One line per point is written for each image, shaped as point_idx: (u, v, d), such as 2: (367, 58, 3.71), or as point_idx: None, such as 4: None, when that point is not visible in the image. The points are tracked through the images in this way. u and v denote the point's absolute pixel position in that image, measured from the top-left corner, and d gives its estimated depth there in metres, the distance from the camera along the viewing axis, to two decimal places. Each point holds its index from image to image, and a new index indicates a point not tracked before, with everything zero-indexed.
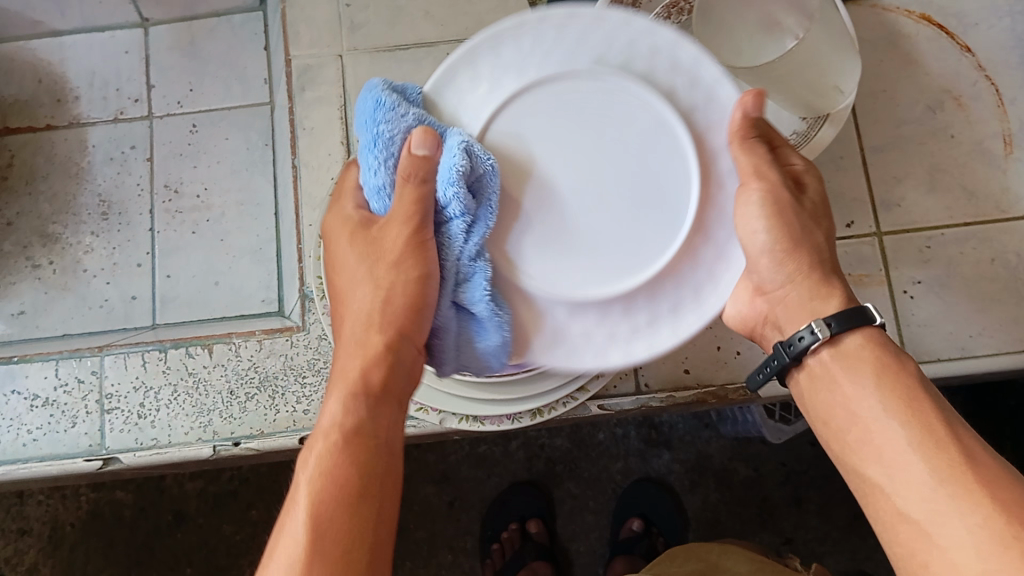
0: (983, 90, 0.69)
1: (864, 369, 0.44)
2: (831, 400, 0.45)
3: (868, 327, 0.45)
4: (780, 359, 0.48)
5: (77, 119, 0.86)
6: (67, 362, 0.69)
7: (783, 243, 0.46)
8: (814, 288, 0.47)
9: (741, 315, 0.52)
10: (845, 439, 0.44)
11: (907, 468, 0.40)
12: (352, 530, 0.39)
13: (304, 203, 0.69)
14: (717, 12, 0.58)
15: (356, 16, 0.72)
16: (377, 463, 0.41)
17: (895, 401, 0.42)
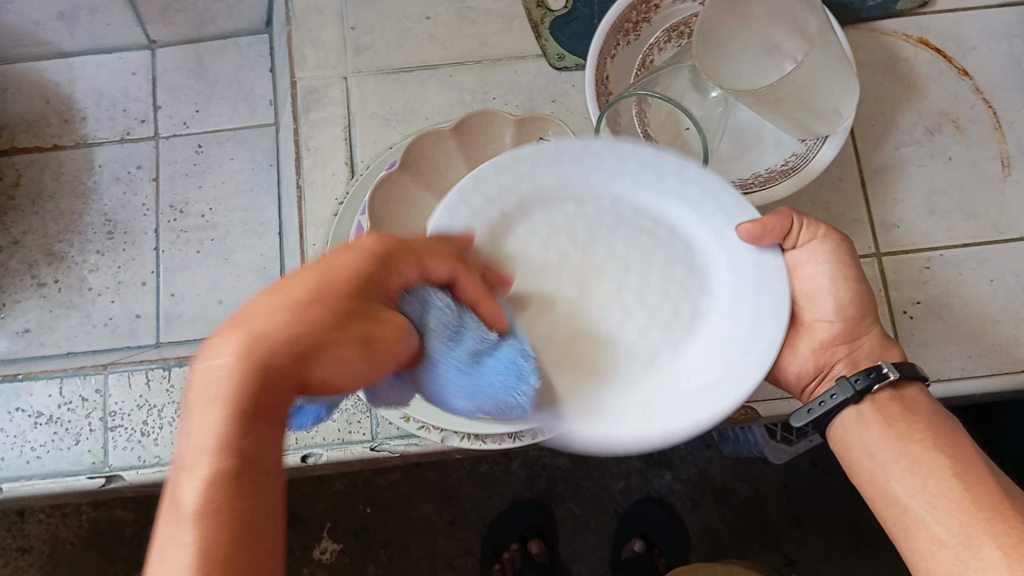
0: (981, 112, 0.70)
1: (920, 410, 0.50)
2: (881, 438, 0.49)
3: (921, 382, 0.52)
4: (843, 395, 0.51)
5: (84, 139, 0.87)
6: (71, 379, 0.69)
7: (850, 310, 0.53)
8: (881, 342, 0.54)
9: (798, 369, 0.56)
10: (886, 472, 0.49)
11: (953, 497, 0.45)
12: None
13: (308, 223, 0.70)
14: (717, 37, 0.60)
15: (360, 38, 0.73)
16: None
17: (944, 439, 0.48)
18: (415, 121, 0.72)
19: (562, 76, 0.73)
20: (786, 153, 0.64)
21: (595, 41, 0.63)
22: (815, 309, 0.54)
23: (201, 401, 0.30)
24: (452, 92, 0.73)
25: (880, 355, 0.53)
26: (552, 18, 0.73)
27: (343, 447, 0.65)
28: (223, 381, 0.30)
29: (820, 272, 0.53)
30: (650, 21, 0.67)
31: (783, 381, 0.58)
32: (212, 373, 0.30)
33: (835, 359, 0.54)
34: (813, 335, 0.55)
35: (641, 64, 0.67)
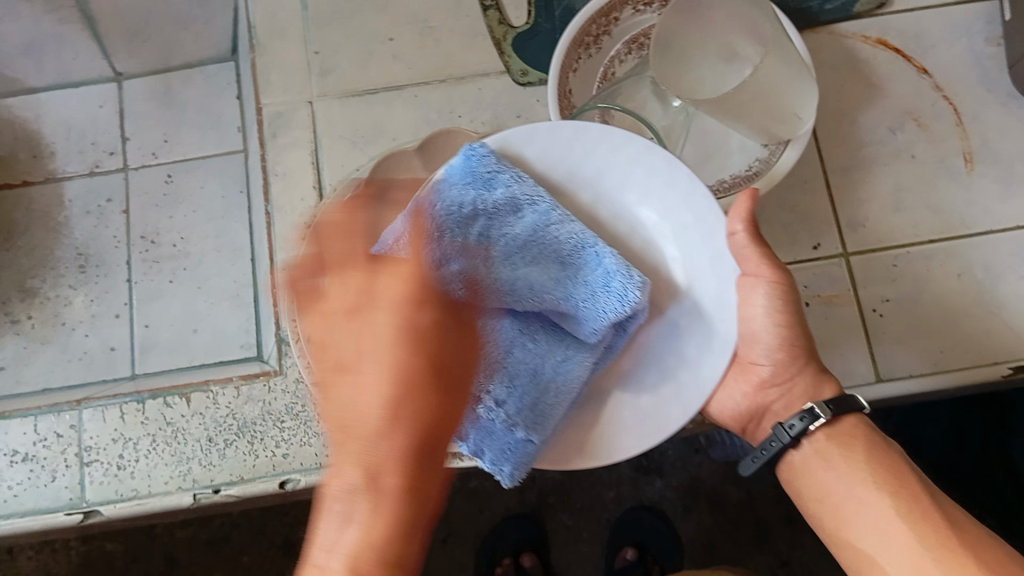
0: (942, 108, 0.70)
1: (859, 445, 0.49)
2: (827, 478, 0.49)
3: (858, 412, 0.50)
4: (778, 440, 0.50)
5: (54, 173, 0.87)
6: (46, 416, 0.68)
7: (784, 346, 0.51)
8: (818, 377, 0.52)
9: (738, 408, 0.55)
10: (838, 512, 0.48)
11: (900, 538, 0.45)
12: (316, 546, 0.39)
13: (279, 248, 0.71)
14: (675, 47, 0.60)
15: (325, 61, 0.74)
16: (352, 448, 0.39)
17: (885, 474, 0.48)
18: (382, 140, 0.72)
19: (525, 91, 0.74)
20: (750, 158, 0.65)
21: (556, 56, 0.63)
22: (752, 351, 0.53)
23: (344, 536, 0.38)
24: (417, 111, 0.73)
25: (814, 397, 0.52)
26: (514, 34, 0.74)
27: (322, 471, 0.64)
28: (356, 549, 0.38)
29: (762, 312, 0.50)
30: (610, 35, 0.67)
31: (724, 419, 0.57)
32: (343, 515, 0.38)
33: (770, 400, 0.53)
34: (749, 375, 0.54)
35: (603, 77, 0.68)
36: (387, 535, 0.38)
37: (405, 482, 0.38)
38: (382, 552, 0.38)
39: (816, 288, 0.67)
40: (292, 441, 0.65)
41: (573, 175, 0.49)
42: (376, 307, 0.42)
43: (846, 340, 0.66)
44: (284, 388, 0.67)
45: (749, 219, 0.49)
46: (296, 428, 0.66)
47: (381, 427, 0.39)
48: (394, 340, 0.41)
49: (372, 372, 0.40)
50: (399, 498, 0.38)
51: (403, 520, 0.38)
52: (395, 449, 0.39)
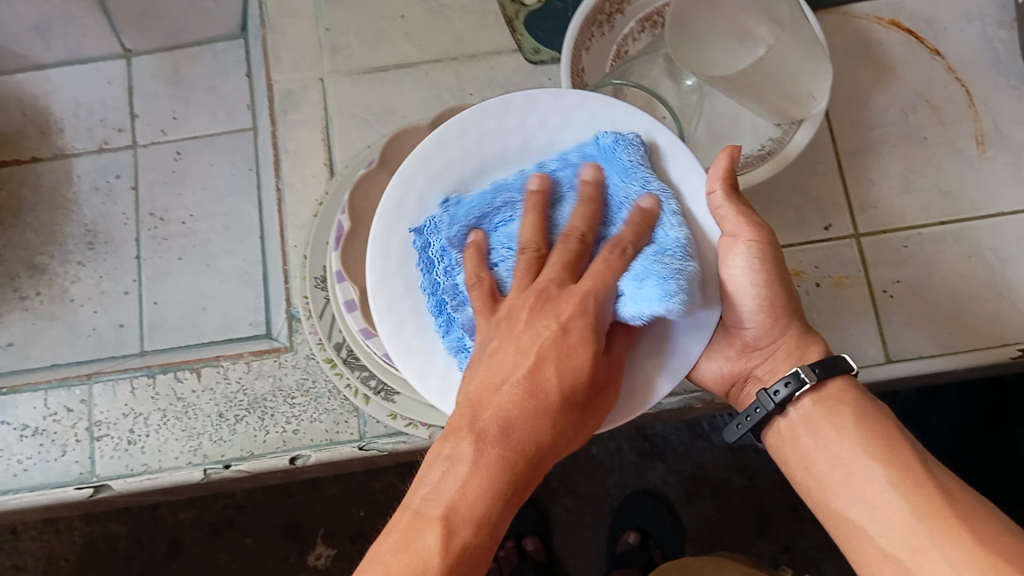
0: (954, 91, 0.70)
1: (847, 412, 0.49)
2: (815, 447, 0.49)
3: (846, 375, 0.51)
4: (764, 407, 0.51)
5: (62, 150, 0.87)
6: (56, 391, 0.69)
7: (766, 310, 0.52)
8: (800, 340, 0.53)
9: (722, 373, 0.56)
10: (827, 482, 0.49)
11: (889, 507, 0.45)
12: (413, 494, 0.39)
13: (289, 225, 0.70)
14: (691, 25, 0.60)
15: (336, 39, 0.73)
16: (488, 411, 0.40)
17: (874, 441, 0.48)
18: (392, 118, 0.72)
19: (538, 70, 0.73)
20: (762, 138, 0.65)
21: (569, 33, 0.63)
22: (735, 316, 0.53)
23: (441, 489, 0.38)
24: (428, 90, 0.73)
25: (798, 359, 0.52)
26: (527, 13, 0.73)
27: (332, 447, 0.64)
28: (451, 501, 0.37)
29: (741, 272, 0.50)
30: (623, 13, 0.67)
31: (709, 386, 0.58)
32: (450, 472, 0.38)
33: (753, 364, 0.54)
34: (733, 339, 0.55)
35: (615, 56, 0.67)
36: (479, 504, 0.37)
37: (512, 467, 0.38)
38: (470, 516, 0.37)
39: (827, 269, 0.67)
40: (302, 417, 0.65)
41: (555, 145, 0.47)
42: (553, 319, 0.42)
43: (855, 322, 0.66)
44: (295, 364, 0.67)
45: (727, 179, 0.48)
46: (306, 405, 0.66)
47: (508, 417, 0.39)
48: (550, 351, 0.41)
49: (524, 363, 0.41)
50: (498, 478, 0.38)
51: (494, 502, 0.37)
52: (513, 438, 0.39)
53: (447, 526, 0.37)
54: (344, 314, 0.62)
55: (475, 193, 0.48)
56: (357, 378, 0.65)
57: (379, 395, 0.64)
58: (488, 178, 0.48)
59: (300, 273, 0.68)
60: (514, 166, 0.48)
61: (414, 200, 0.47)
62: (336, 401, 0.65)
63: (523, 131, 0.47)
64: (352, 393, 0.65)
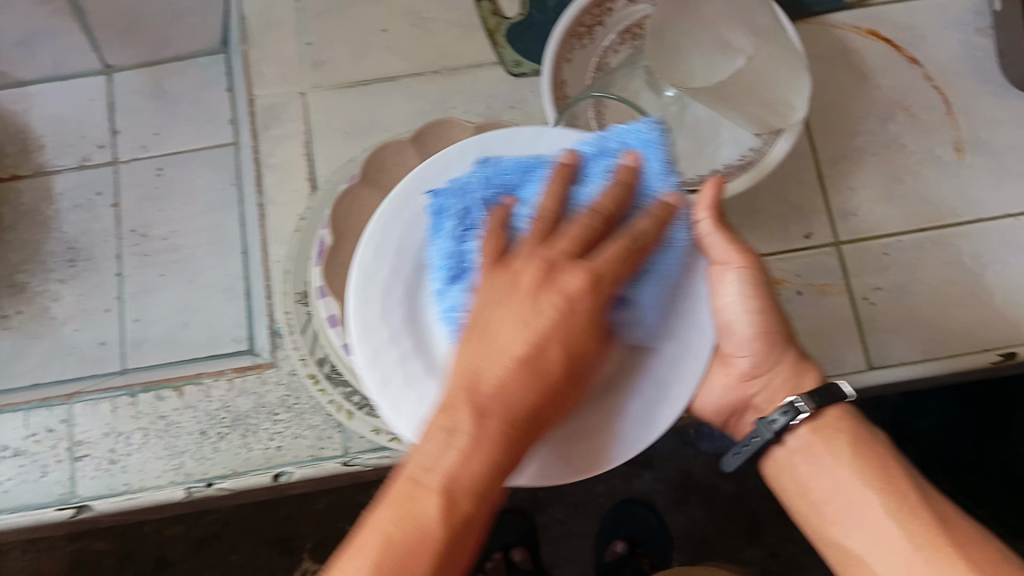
0: (934, 99, 0.71)
1: (842, 440, 0.49)
2: (811, 474, 0.49)
3: (842, 402, 0.50)
4: (760, 436, 0.51)
5: (43, 167, 0.86)
6: (37, 411, 0.68)
7: (759, 336, 0.51)
8: (795, 365, 0.52)
9: (719, 403, 0.55)
10: (824, 510, 0.48)
11: (887, 536, 0.45)
12: (410, 461, 0.39)
13: (271, 240, 0.69)
14: (671, 35, 0.60)
15: (317, 53, 0.73)
16: (487, 380, 0.40)
17: (870, 468, 0.47)
18: (375, 132, 0.72)
19: (520, 82, 0.74)
20: (744, 148, 0.64)
21: (550, 46, 0.64)
22: (729, 344, 0.53)
23: (438, 458, 0.39)
24: (410, 103, 0.73)
25: (794, 387, 0.52)
26: (508, 25, 0.73)
27: (316, 464, 0.64)
28: (450, 472, 0.38)
29: (734, 299, 0.50)
30: (603, 24, 0.67)
31: (705, 414, 0.57)
32: (449, 444, 0.39)
33: (751, 392, 0.53)
34: (730, 368, 0.54)
35: (596, 67, 0.67)
36: (473, 474, 0.38)
37: (508, 440, 0.39)
38: (470, 487, 0.38)
39: (809, 276, 0.68)
40: (285, 434, 0.65)
41: None
42: (558, 295, 0.42)
43: (839, 329, 0.67)
44: (278, 380, 0.66)
45: (715, 206, 0.48)
46: (289, 421, 0.65)
47: (504, 403, 0.40)
48: (555, 325, 0.41)
49: (514, 333, 0.41)
50: (496, 452, 0.39)
51: (488, 471, 0.39)
52: (514, 413, 0.40)
53: (448, 498, 0.38)
54: (326, 329, 0.62)
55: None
56: (341, 394, 0.64)
57: (363, 411, 0.64)
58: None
59: (284, 289, 0.67)
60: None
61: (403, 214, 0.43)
62: (320, 417, 0.65)
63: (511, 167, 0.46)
64: (336, 409, 0.64)
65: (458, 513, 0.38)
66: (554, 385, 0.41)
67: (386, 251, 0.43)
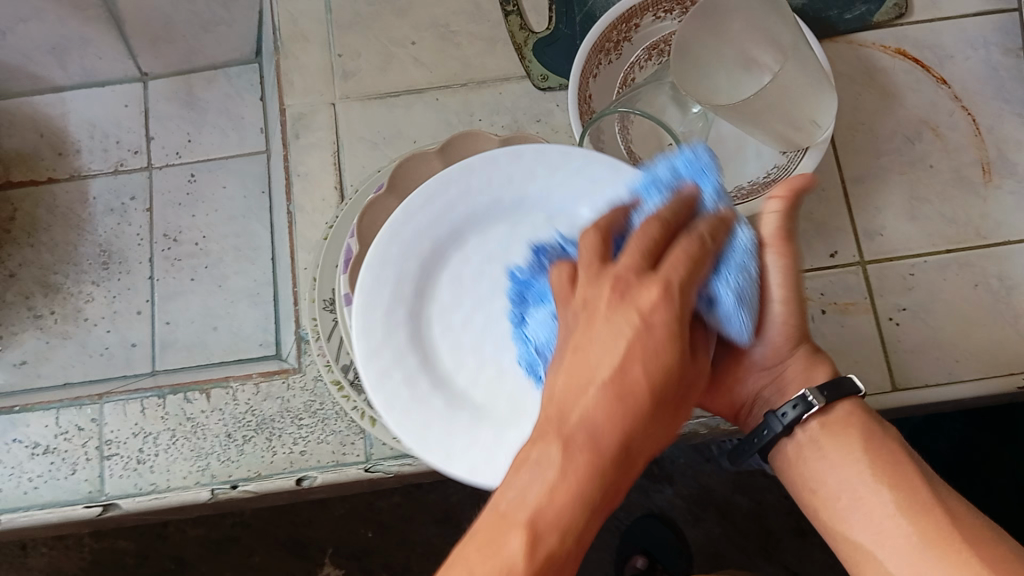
0: (960, 119, 0.71)
1: (854, 437, 0.49)
2: (822, 469, 0.49)
3: (853, 398, 0.50)
4: (770, 428, 0.50)
5: (78, 171, 0.88)
6: (68, 410, 0.70)
7: (775, 326, 0.51)
8: (807, 359, 0.52)
9: (729, 396, 0.55)
10: (834, 505, 0.48)
11: (897, 532, 0.45)
12: (498, 498, 0.38)
13: (299, 247, 0.71)
14: (694, 51, 0.60)
15: (347, 65, 0.75)
16: (570, 413, 0.39)
17: (881, 466, 0.47)
18: (402, 143, 0.73)
19: (546, 97, 0.74)
20: (766, 164, 0.66)
21: (578, 59, 0.64)
22: (743, 334, 0.52)
23: (529, 495, 0.37)
24: (438, 115, 0.74)
25: (806, 380, 0.52)
26: (536, 40, 0.74)
27: (338, 469, 0.65)
28: (538, 506, 0.36)
29: (757, 288, 0.49)
30: (630, 41, 0.68)
31: (715, 407, 0.57)
32: (537, 475, 0.37)
33: (760, 385, 0.53)
34: (741, 359, 0.53)
35: (622, 83, 0.68)
36: (566, 511, 0.36)
37: (596, 473, 0.37)
38: (557, 521, 0.36)
39: (832, 295, 0.68)
40: (309, 439, 0.66)
41: (542, 198, 0.50)
42: (633, 313, 0.40)
43: (861, 349, 0.67)
44: (303, 385, 0.67)
45: (794, 196, 0.46)
46: (313, 426, 0.66)
47: (585, 441, 0.38)
48: (636, 344, 0.40)
49: (601, 365, 0.39)
50: (589, 484, 0.37)
51: (582, 509, 0.36)
52: (606, 441, 0.38)
53: (534, 529, 0.36)
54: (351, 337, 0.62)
55: (450, 269, 0.50)
56: (363, 401, 0.64)
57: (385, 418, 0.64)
58: (462, 243, 0.50)
59: (309, 297, 0.68)
60: (494, 226, 0.50)
61: (410, 233, 0.49)
62: (343, 422, 0.66)
63: (513, 189, 0.50)
64: (360, 416, 0.64)
65: (545, 551, 0.35)
66: (640, 419, 0.39)
67: (410, 251, 0.49)
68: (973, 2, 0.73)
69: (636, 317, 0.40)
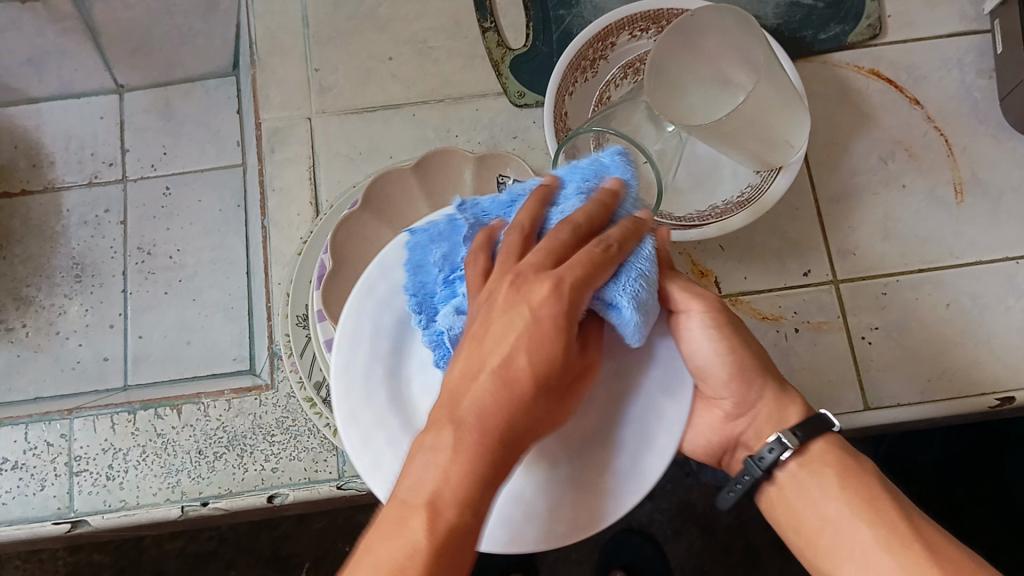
0: (933, 139, 0.71)
1: (829, 471, 0.47)
2: (800, 504, 0.47)
3: (830, 432, 0.49)
4: (750, 474, 0.49)
5: (53, 183, 0.88)
6: (37, 425, 0.69)
7: (733, 369, 0.50)
8: (777, 398, 0.50)
9: (707, 444, 0.53)
10: (817, 541, 0.46)
11: (878, 568, 0.43)
12: (382, 523, 0.35)
13: (273, 262, 0.71)
14: (671, 70, 0.61)
15: (324, 79, 0.75)
16: (478, 410, 0.37)
17: (859, 500, 0.46)
18: (378, 157, 0.73)
19: (523, 113, 0.74)
20: (741, 184, 0.66)
21: (553, 79, 0.64)
22: (709, 384, 0.51)
23: (425, 480, 0.36)
24: (415, 131, 0.74)
25: (779, 421, 0.50)
26: (512, 57, 0.74)
27: (310, 486, 0.64)
28: (436, 488, 0.35)
29: (702, 338, 0.49)
30: (607, 58, 0.68)
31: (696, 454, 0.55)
32: (431, 462, 0.36)
33: (738, 430, 0.51)
34: (714, 408, 0.52)
35: (598, 101, 0.68)
36: (464, 486, 0.35)
37: (491, 453, 0.36)
38: (457, 497, 0.35)
39: (806, 314, 0.68)
40: (281, 456, 0.65)
41: None
42: (526, 304, 0.40)
43: (835, 367, 0.67)
44: (275, 402, 0.67)
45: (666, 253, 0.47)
46: (285, 443, 0.66)
47: (475, 425, 0.37)
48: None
49: (515, 352, 0.39)
50: (460, 468, 0.36)
51: (480, 483, 0.36)
52: (489, 425, 0.37)
53: (433, 511, 0.35)
54: (324, 354, 0.62)
55: None
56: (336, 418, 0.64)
57: None
58: None
59: (281, 312, 0.68)
60: None
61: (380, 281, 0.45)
62: (316, 439, 0.65)
63: None
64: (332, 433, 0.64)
65: (444, 523, 0.35)
66: (521, 405, 0.38)
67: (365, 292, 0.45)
68: (946, 23, 0.74)
69: (528, 305, 0.40)
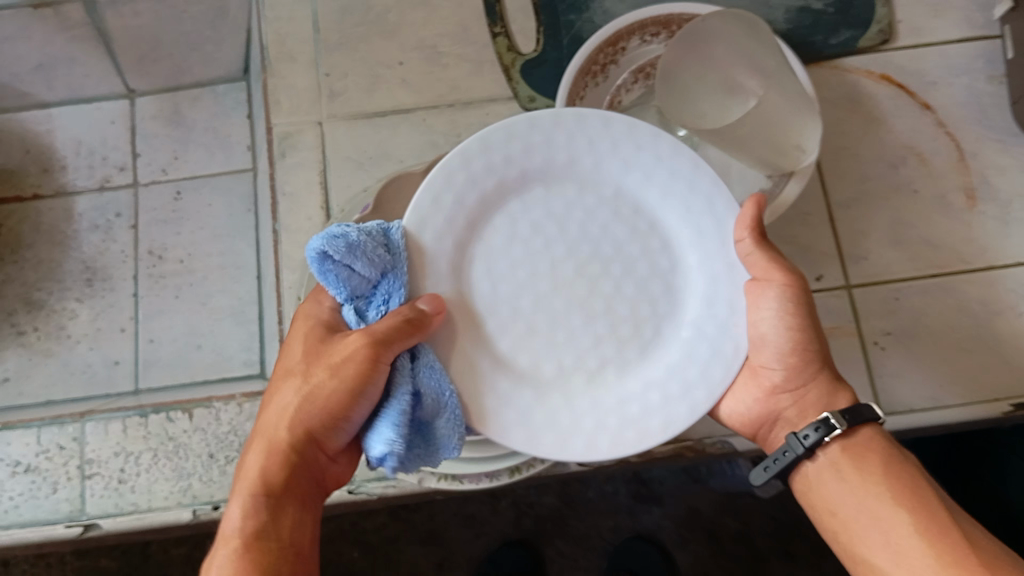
0: (944, 145, 0.71)
1: (872, 460, 0.49)
2: (840, 492, 0.49)
3: (873, 423, 0.51)
4: (792, 450, 0.50)
5: (64, 188, 0.88)
6: (49, 428, 0.69)
7: (799, 347, 0.51)
8: (830, 382, 0.52)
9: (753, 412, 0.54)
10: (851, 526, 0.48)
11: (913, 551, 0.45)
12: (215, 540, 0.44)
13: (284, 266, 0.71)
14: (678, 80, 0.61)
15: (334, 84, 0.75)
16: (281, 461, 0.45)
17: (902, 492, 0.47)
18: (388, 163, 0.73)
19: None
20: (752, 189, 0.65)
21: (563, 84, 0.64)
22: (762, 355, 0.52)
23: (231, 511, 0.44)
24: (425, 137, 0.74)
25: (827, 404, 0.52)
26: (522, 61, 0.75)
27: None
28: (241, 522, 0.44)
29: (771, 313, 0.50)
30: (618, 63, 0.68)
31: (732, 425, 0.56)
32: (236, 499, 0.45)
33: (780, 405, 0.53)
34: (759, 379, 0.53)
35: (609, 105, 0.69)
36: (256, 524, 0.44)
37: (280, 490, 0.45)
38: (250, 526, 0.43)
39: None
40: None
41: (593, 171, 0.49)
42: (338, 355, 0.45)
43: (847, 373, 0.66)
44: None
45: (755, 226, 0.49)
46: None
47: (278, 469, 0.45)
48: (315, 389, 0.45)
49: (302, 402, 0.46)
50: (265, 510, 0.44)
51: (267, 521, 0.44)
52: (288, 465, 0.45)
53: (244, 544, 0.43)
54: None
55: (498, 219, 0.48)
56: None
57: None
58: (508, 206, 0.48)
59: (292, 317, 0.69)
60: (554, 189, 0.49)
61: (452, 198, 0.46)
62: None
63: (570, 151, 0.48)
64: None
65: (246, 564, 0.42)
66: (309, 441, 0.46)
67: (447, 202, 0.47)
68: (957, 28, 0.74)
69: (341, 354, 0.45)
